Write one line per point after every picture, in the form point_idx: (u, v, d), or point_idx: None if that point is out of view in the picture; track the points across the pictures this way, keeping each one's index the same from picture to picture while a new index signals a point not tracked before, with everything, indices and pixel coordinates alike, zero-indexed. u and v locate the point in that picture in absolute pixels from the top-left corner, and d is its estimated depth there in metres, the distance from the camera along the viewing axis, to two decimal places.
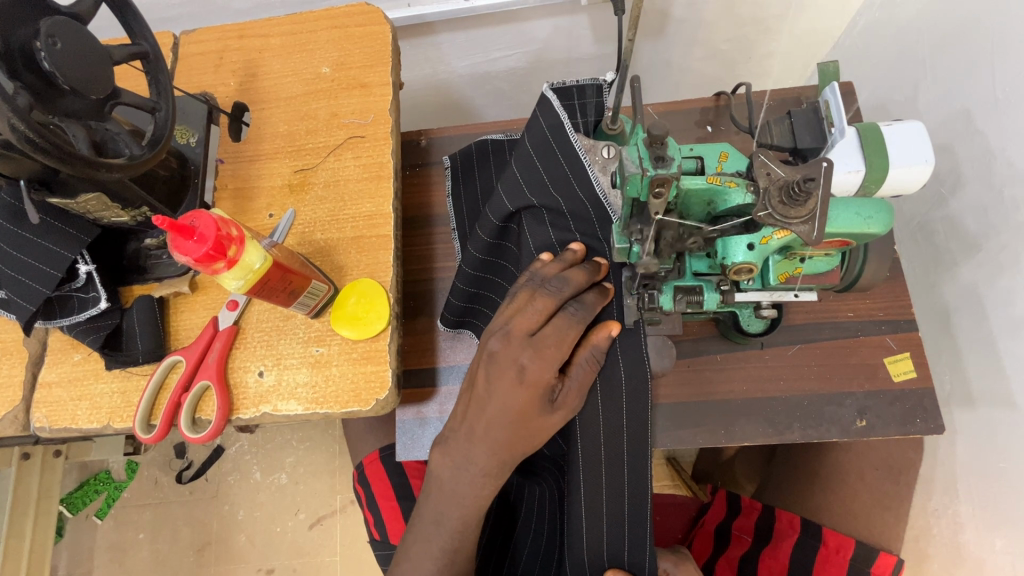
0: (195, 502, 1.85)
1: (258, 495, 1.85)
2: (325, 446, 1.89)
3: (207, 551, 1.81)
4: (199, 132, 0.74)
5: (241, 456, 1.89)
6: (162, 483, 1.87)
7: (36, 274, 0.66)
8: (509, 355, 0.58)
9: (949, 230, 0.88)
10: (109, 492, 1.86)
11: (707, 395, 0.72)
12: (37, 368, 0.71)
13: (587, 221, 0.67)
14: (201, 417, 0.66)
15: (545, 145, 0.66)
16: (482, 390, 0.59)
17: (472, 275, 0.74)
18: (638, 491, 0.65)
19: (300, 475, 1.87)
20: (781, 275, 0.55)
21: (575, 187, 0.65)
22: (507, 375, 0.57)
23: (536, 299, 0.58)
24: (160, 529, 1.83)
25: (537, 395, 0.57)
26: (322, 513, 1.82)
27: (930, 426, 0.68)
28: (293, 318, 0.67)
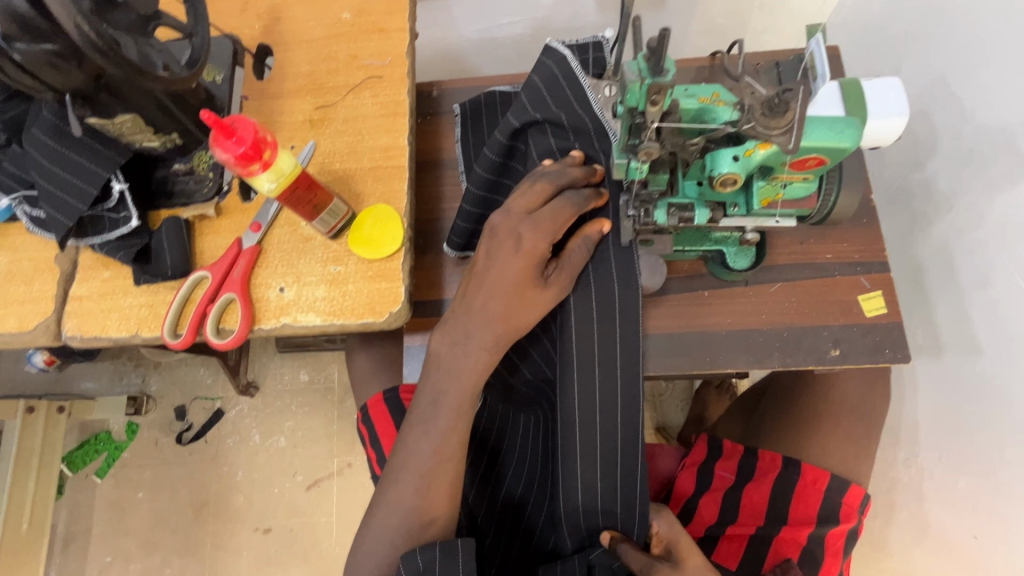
0: (195, 463, 1.89)
1: (256, 456, 1.89)
2: (324, 411, 1.93)
3: (205, 510, 1.85)
4: (225, 72, 0.79)
5: (241, 419, 1.93)
6: (162, 444, 1.91)
7: (72, 190, 0.71)
8: (517, 230, 0.65)
9: (925, 191, 0.94)
10: (109, 452, 1.90)
11: (695, 326, 0.78)
12: (68, 285, 0.76)
13: (586, 138, 0.74)
14: (224, 327, 0.71)
15: (549, 75, 0.73)
16: (482, 266, 0.66)
17: (479, 196, 0.80)
18: (630, 389, 0.72)
19: (298, 438, 1.91)
20: (763, 199, 0.61)
21: (577, 110, 0.73)
22: (506, 245, 0.65)
23: (536, 184, 0.67)
24: (159, 489, 1.87)
25: (531, 265, 0.65)
26: (320, 475, 1.86)
27: (897, 356, 0.74)
28: (312, 240, 0.72)
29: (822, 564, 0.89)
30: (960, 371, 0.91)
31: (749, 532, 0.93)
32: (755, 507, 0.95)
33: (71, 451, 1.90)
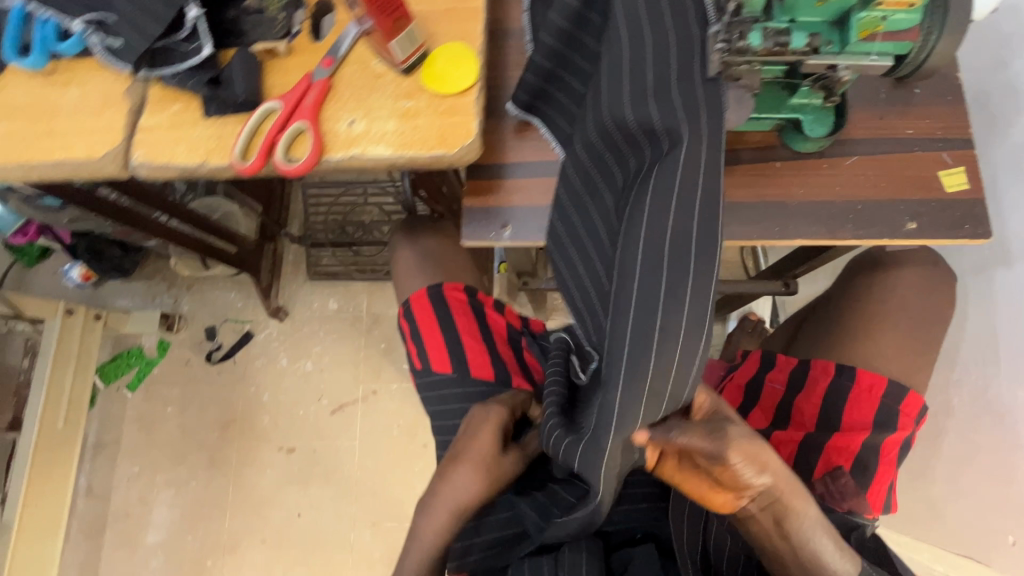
0: (224, 382, 1.92)
1: (284, 378, 1.92)
2: (351, 338, 1.94)
3: (231, 428, 1.88)
4: None
5: (269, 342, 1.95)
6: (192, 363, 1.95)
7: (150, 14, 0.71)
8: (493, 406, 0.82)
9: (1007, 91, 0.90)
10: (141, 367, 1.95)
11: (764, 196, 0.76)
12: (137, 117, 0.76)
13: None
14: (292, 158, 0.70)
15: None
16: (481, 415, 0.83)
17: (550, 49, 0.77)
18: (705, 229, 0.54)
19: (325, 363, 1.92)
20: (862, 32, 0.59)
21: None
22: None
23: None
24: (187, 405, 1.91)
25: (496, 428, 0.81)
26: (345, 400, 1.88)
27: (978, 233, 0.71)
28: (383, 77, 0.71)
29: (876, 474, 0.85)
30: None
31: (799, 438, 0.89)
32: (807, 416, 0.91)
33: (105, 363, 1.95)
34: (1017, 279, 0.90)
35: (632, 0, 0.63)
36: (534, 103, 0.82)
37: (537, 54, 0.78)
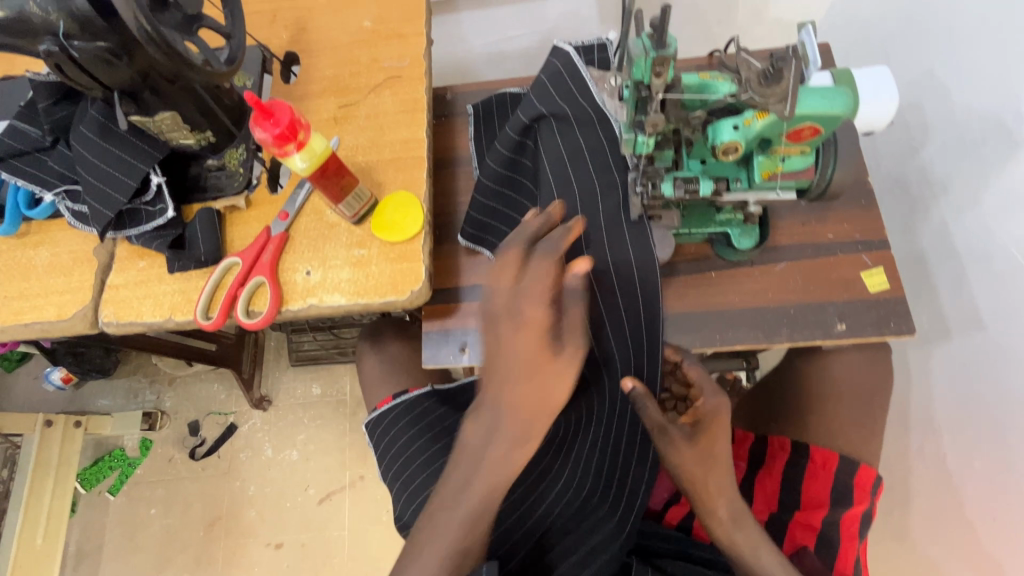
0: (208, 478, 1.87)
1: (268, 470, 1.87)
2: (336, 423, 1.91)
3: (216, 527, 1.82)
4: (255, 77, 0.85)
5: (253, 434, 1.91)
6: (175, 460, 1.91)
7: (114, 182, 0.75)
8: (505, 333, 0.60)
9: (922, 178, 0.97)
10: (121, 469, 1.90)
11: (703, 304, 0.81)
12: (105, 274, 0.80)
13: (590, 127, 0.80)
14: (253, 309, 0.74)
15: (556, 72, 0.82)
16: (490, 351, 0.61)
17: (491, 186, 0.87)
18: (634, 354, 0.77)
19: (310, 452, 1.88)
20: (764, 172, 0.64)
21: (578, 98, 0.80)
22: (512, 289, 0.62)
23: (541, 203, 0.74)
24: (172, 505, 1.85)
25: (540, 333, 0.59)
26: (332, 488, 1.83)
27: (902, 329, 0.76)
28: (337, 226, 0.76)
29: (839, 553, 0.87)
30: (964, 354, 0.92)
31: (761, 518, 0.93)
32: (767, 498, 0.95)
33: (85, 468, 1.90)
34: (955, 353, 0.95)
35: (561, 166, 0.80)
36: (480, 235, 0.87)
37: (483, 197, 0.87)
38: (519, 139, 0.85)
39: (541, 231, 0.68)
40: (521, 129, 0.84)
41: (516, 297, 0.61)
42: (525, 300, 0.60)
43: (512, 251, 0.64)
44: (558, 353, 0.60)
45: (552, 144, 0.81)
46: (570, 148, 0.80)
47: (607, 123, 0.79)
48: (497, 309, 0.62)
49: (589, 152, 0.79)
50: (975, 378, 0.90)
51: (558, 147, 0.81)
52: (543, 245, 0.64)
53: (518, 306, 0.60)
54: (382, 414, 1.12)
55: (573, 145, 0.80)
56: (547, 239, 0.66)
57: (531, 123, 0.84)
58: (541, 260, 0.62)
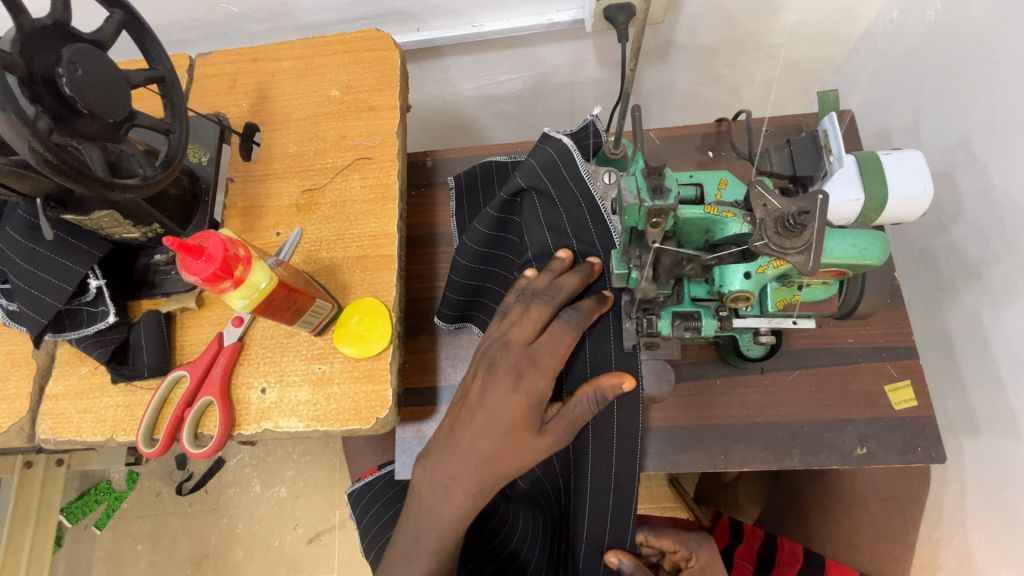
0: (197, 514, 1.55)
1: (256, 508, 1.55)
2: (326, 458, 1.59)
3: (204, 565, 1.51)
4: (211, 150, 0.75)
5: (241, 468, 1.59)
6: (164, 495, 1.57)
7: (47, 287, 0.66)
8: (509, 364, 0.63)
9: (951, 256, 0.86)
10: (108, 503, 1.56)
11: (706, 419, 0.72)
12: (44, 380, 0.72)
13: (583, 227, 0.71)
14: (202, 432, 0.67)
15: (549, 158, 0.70)
16: (476, 401, 0.63)
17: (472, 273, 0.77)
18: (621, 495, 0.68)
19: (300, 489, 1.57)
20: (779, 301, 0.57)
21: (572, 190, 0.70)
22: (504, 383, 0.62)
23: (531, 310, 0.64)
24: (159, 540, 1.54)
25: (530, 405, 0.61)
26: (322, 527, 1.53)
27: (931, 456, 0.68)
28: (296, 335, 0.68)
29: None
30: (978, 470, 0.80)
31: None
32: None
33: (71, 500, 1.56)
34: (966, 452, 0.82)
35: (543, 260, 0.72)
36: (463, 316, 0.80)
37: (466, 278, 0.77)
38: (505, 217, 0.75)
39: (573, 290, 0.65)
40: (505, 207, 0.74)
41: (522, 364, 0.62)
42: (528, 353, 0.63)
43: (518, 300, 0.67)
44: (540, 438, 0.62)
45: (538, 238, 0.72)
46: (556, 238, 0.72)
47: (598, 215, 0.69)
48: (498, 362, 0.63)
49: (578, 257, 0.71)
50: (993, 486, 0.77)
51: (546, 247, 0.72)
52: (545, 291, 0.65)
53: (520, 370, 0.62)
54: (365, 487, 0.93)
55: (561, 246, 0.71)
56: (575, 307, 0.65)
57: (517, 203, 0.74)
58: (557, 323, 0.64)
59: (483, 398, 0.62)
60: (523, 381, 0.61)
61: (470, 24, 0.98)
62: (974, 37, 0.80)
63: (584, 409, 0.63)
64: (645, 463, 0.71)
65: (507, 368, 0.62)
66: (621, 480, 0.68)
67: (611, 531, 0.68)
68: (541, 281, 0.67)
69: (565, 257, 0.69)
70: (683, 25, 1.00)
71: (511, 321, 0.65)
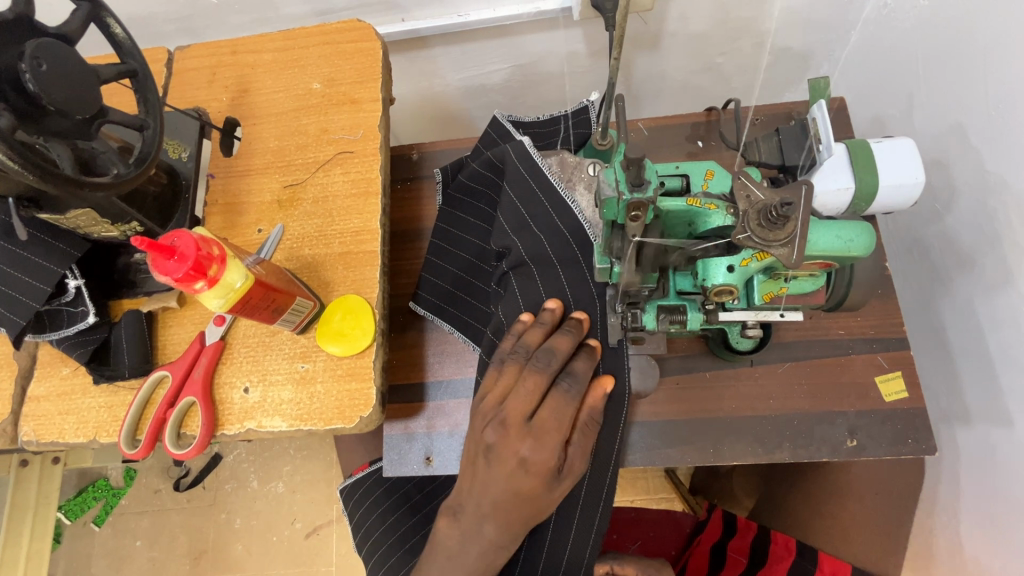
0: (195, 511, 1.55)
1: (254, 503, 1.56)
2: (323, 452, 1.59)
3: (203, 561, 1.51)
4: (191, 146, 0.74)
5: (238, 464, 1.59)
6: (161, 492, 1.57)
7: (24, 288, 0.65)
8: (510, 448, 0.59)
9: (944, 246, 0.85)
10: (106, 500, 1.56)
11: (695, 412, 0.71)
12: (26, 381, 0.71)
13: (550, 223, 0.70)
14: (185, 433, 0.66)
15: (512, 167, 0.72)
16: (483, 474, 0.60)
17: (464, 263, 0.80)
18: (596, 489, 0.68)
19: (297, 484, 1.57)
20: (766, 294, 0.55)
21: (534, 188, 0.70)
22: (509, 466, 0.59)
23: (526, 378, 0.61)
24: (157, 536, 1.54)
25: (542, 479, 0.59)
26: (321, 521, 1.53)
27: (922, 447, 0.68)
28: (279, 334, 0.67)
29: None
30: (973, 459, 0.79)
31: None
32: None
33: (69, 498, 1.56)
34: (963, 442, 0.82)
35: (514, 251, 0.71)
36: (442, 305, 0.78)
37: (445, 263, 0.80)
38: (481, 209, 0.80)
39: (566, 352, 0.63)
40: (463, 189, 0.82)
41: (524, 444, 0.59)
42: (529, 431, 0.59)
43: (514, 359, 0.63)
44: (558, 485, 0.60)
45: (504, 230, 0.71)
46: (522, 236, 0.71)
47: (567, 215, 0.69)
48: (498, 446, 0.60)
49: (553, 249, 0.70)
50: (989, 478, 0.77)
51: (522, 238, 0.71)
52: (538, 357, 0.62)
53: (523, 453, 0.59)
54: (357, 483, 0.92)
55: (533, 240, 0.70)
56: (570, 371, 0.62)
57: (476, 185, 0.80)
58: (556, 394, 0.61)
59: (489, 475, 0.60)
60: (531, 464, 0.59)
61: (456, 13, 0.96)
62: (967, 20, 0.78)
63: (588, 432, 0.62)
64: (632, 457, 0.71)
65: (509, 451, 0.59)
66: (598, 476, 0.68)
67: (571, 553, 0.67)
68: (534, 335, 0.64)
69: (555, 307, 0.66)
70: (674, 12, 0.98)
71: (505, 388, 0.62)
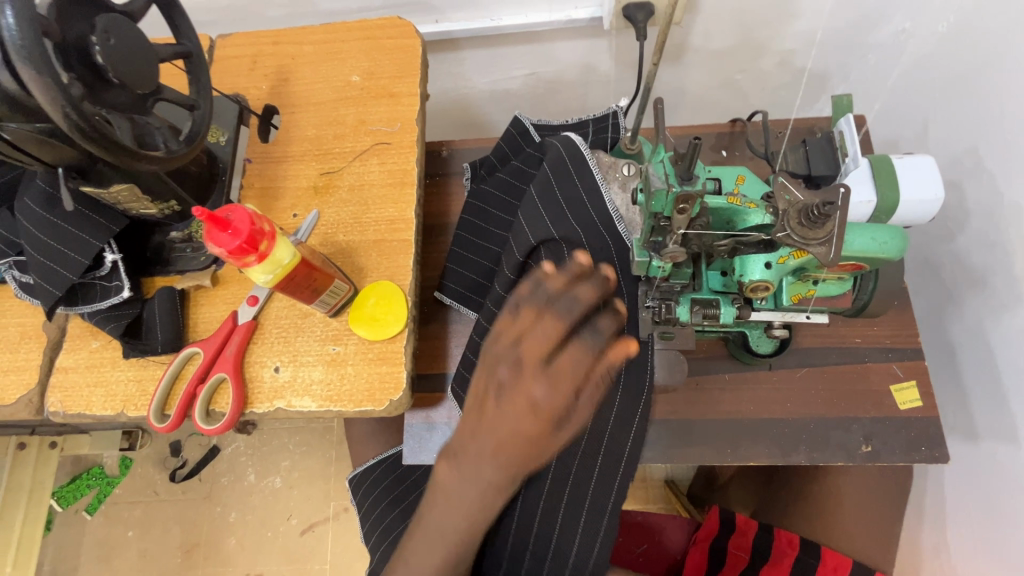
0: (189, 502, 1.54)
1: (250, 498, 1.55)
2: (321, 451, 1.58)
3: (195, 554, 1.50)
4: (229, 132, 0.76)
5: (236, 457, 1.58)
6: (155, 483, 1.56)
7: (63, 260, 0.66)
8: (522, 388, 0.51)
9: (956, 265, 0.88)
10: (101, 487, 1.55)
11: (713, 413, 0.73)
12: (55, 353, 0.72)
13: (583, 208, 0.70)
14: (214, 409, 0.66)
15: (558, 156, 0.72)
16: (486, 426, 0.52)
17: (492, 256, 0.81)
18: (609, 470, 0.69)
19: (295, 480, 1.56)
20: (794, 295, 0.58)
21: (575, 173, 0.71)
22: (519, 407, 0.50)
23: (544, 322, 0.52)
24: (150, 527, 1.53)
25: (547, 430, 0.50)
26: (316, 519, 1.52)
27: (935, 455, 0.70)
28: (311, 316, 0.68)
29: None
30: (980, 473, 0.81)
31: None
32: None
33: (62, 484, 1.55)
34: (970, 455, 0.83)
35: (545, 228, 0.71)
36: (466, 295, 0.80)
37: (467, 253, 0.81)
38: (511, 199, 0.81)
39: (590, 302, 0.54)
40: (495, 183, 0.83)
41: (539, 384, 0.51)
42: (547, 372, 0.51)
43: (529, 303, 0.53)
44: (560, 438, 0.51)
45: (533, 208, 0.71)
46: (551, 211, 0.71)
47: (601, 206, 0.70)
48: (511, 384, 0.52)
49: (583, 233, 0.70)
50: (1000, 492, 0.79)
51: (558, 211, 0.71)
52: (561, 302, 0.53)
53: (537, 393, 0.51)
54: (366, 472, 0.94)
55: (566, 220, 0.70)
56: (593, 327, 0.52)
57: (508, 179, 0.82)
58: (575, 343, 0.51)
59: (495, 419, 0.51)
60: (542, 408, 0.50)
61: (488, 18, 0.98)
62: (982, 50, 0.82)
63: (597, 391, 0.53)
64: (651, 454, 0.72)
65: (523, 392, 0.51)
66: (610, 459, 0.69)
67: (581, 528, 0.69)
68: (555, 283, 0.54)
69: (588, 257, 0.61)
70: (698, 27, 1.02)
71: (519, 329, 0.52)
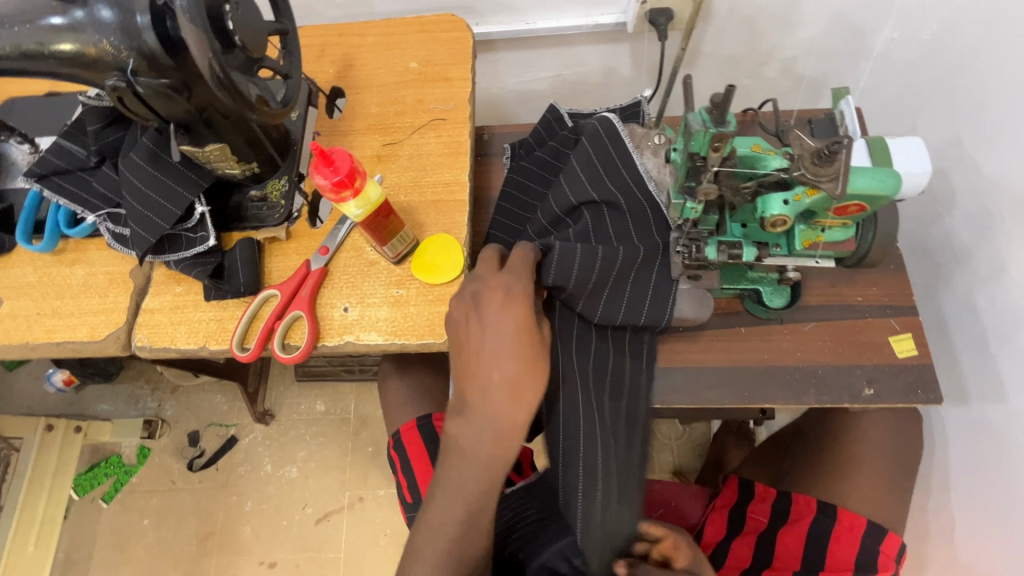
0: (205, 491, 1.57)
1: (266, 487, 1.57)
2: (338, 441, 1.61)
3: (209, 543, 1.52)
4: (301, 109, 0.86)
5: (252, 447, 1.61)
6: (173, 471, 1.59)
7: (159, 210, 0.75)
8: (496, 282, 0.67)
9: (946, 243, 0.98)
10: (118, 476, 1.58)
11: (731, 360, 0.81)
12: (140, 297, 0.80)
13: (619, 176, 0.81)
14: (289, 343, 0.74)
15: (595, 134, 0.83)
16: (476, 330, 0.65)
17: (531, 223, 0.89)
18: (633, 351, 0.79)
19: (310, 470, 1.58)
20: (805, 240, 0.69)
21: (608, 145, 0.82)
22: (495, 299, 0.66)
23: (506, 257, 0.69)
24: (165, 516, 1.54)
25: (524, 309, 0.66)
26: (330, 508, 1.54)
27: (931, 398, 0.78)
28: (377, 264, 0.77)
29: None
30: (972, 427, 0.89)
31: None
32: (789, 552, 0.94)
33: (79, 473, 1.58)
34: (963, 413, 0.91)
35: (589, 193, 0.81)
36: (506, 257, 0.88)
37: (508, 221, 0.90)
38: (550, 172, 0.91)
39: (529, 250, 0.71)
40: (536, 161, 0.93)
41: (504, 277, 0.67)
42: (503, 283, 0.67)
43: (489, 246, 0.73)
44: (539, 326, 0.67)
45: (576, 174, 0.82)
46: (592, 177, 0.81)
47: (636, 172, 0.80)
48: (483, 291, 0.67)
49: (623, 197, 0.80)
50: (993, 442, 0.87)
51: (596, 176, 0.81)
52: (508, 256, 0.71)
53: (506, 284, 0.67)
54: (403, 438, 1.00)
55: (604, 185, 0.81)
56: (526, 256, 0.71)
57: (547, 158, 0.92)
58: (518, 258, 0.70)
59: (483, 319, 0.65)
60: (512, 292, 0.66)
61: (524, 21, 1.10)
62: (960, 52, 0.93)
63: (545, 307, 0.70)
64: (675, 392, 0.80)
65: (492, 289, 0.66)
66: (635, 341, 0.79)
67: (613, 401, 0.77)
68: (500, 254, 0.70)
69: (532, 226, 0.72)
70: (709, 35, 1.14)
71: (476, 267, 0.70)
